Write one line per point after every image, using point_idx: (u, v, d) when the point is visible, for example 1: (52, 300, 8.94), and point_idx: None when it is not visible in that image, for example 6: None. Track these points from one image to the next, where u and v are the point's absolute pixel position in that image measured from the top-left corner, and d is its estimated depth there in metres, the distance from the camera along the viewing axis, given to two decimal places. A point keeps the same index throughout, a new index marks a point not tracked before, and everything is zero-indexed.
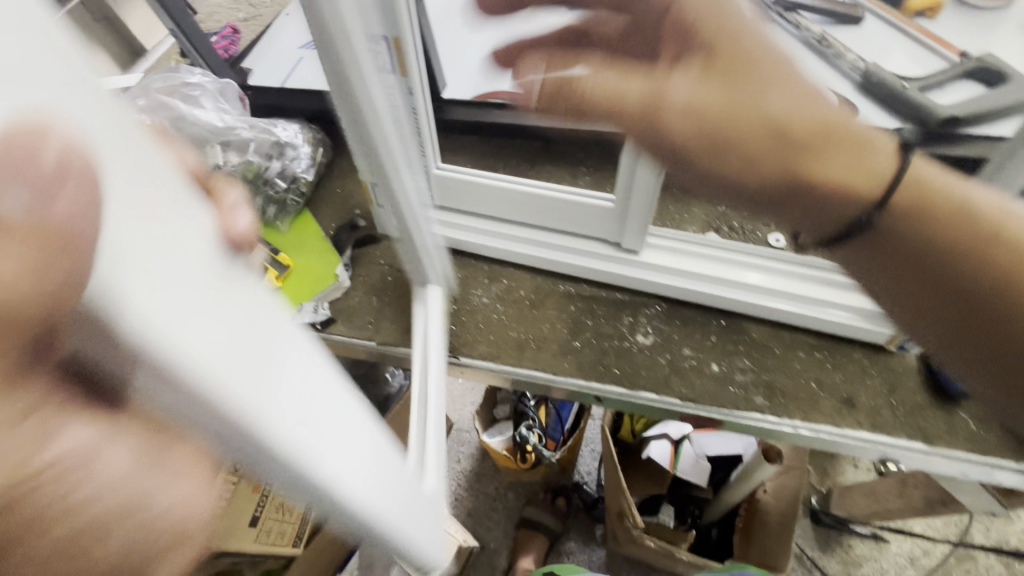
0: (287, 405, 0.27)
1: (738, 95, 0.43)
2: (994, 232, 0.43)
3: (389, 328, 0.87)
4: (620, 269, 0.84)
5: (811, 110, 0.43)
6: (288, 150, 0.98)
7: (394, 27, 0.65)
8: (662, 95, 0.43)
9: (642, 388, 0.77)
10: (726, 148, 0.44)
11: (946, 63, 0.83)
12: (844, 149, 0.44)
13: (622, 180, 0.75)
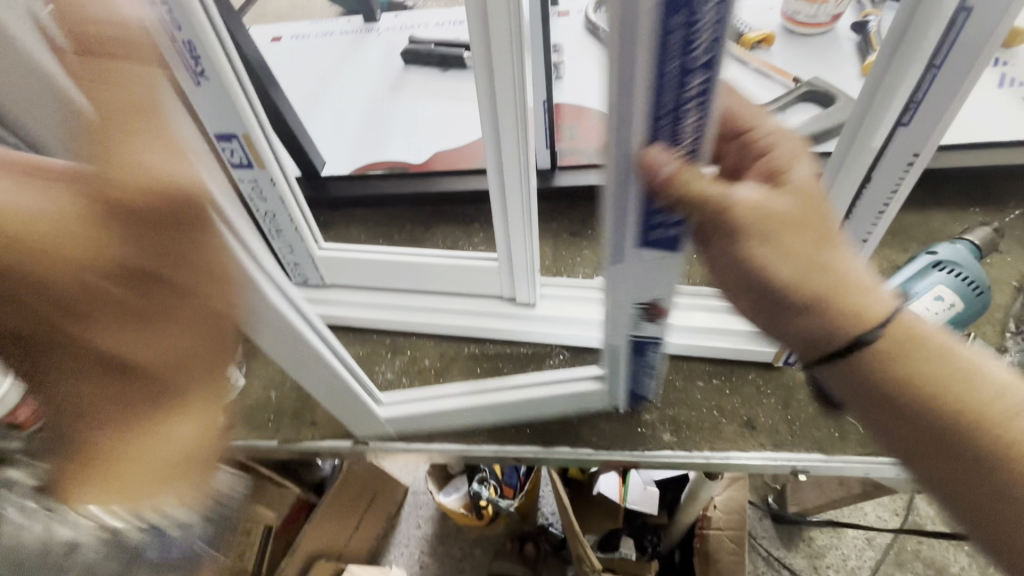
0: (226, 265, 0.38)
1: (785, 221, 0.39)
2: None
3: (291, 422, 0.83)
4: (517, 324, 0.84)
5: (835, 258, 0.39)
6: None
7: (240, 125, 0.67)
8: (725, 196, 0.39)
9: (554, 444, 0.76)
10: (741, 241, 0.39)
11: (785, 90, 0.91)
12: (861, 294, 0.39)
13: (501, 237, 0.75)
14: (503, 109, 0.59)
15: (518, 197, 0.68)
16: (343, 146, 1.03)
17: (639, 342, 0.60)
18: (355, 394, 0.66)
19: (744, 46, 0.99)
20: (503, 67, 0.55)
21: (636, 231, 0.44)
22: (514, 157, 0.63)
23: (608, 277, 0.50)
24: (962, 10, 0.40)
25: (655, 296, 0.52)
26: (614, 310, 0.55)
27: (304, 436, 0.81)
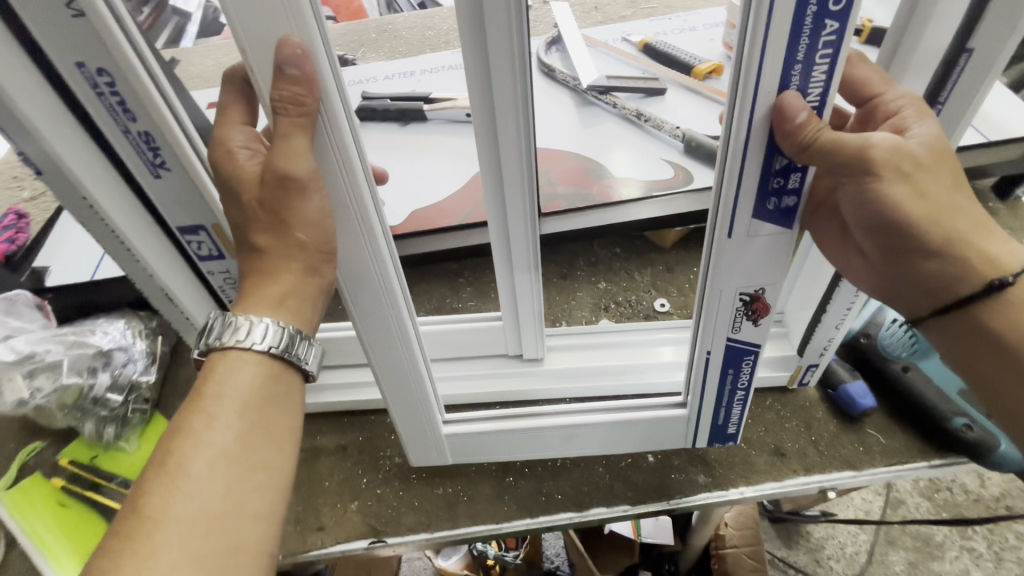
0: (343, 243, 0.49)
1: (944, 176, 0.45)
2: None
3: (291, 531, 0.73)
4: (526, 382, 0.78)
5: (966, 208, 0.46)
6: (118, 355, 0.82)
7: (206, 217, 0.61)
8: (871, 149, 0.43)
9: (590, 506, 0.73)
10: (887, 197, 0.45)
11: None
12: (989, 239, 0.47)
13: (507, 297, 0.72)
14: (507, 180, 0.57)
15: (526, 255, 0.65)
16: None
17: (734, 345, 0.61)
18: (424, 390, 0.64)
19: (697, 77, 1.04)
20: (507, 137, 0.52)
21: (751, 198, 0.47)
22: (519, 223, 0.62)
23: (717, 257, 0.52)
24: (964, 51, 0.44)
25: (761, 284, 0.54)
26: (716, 302, 0.56)
27: (311, 545, 0.72)
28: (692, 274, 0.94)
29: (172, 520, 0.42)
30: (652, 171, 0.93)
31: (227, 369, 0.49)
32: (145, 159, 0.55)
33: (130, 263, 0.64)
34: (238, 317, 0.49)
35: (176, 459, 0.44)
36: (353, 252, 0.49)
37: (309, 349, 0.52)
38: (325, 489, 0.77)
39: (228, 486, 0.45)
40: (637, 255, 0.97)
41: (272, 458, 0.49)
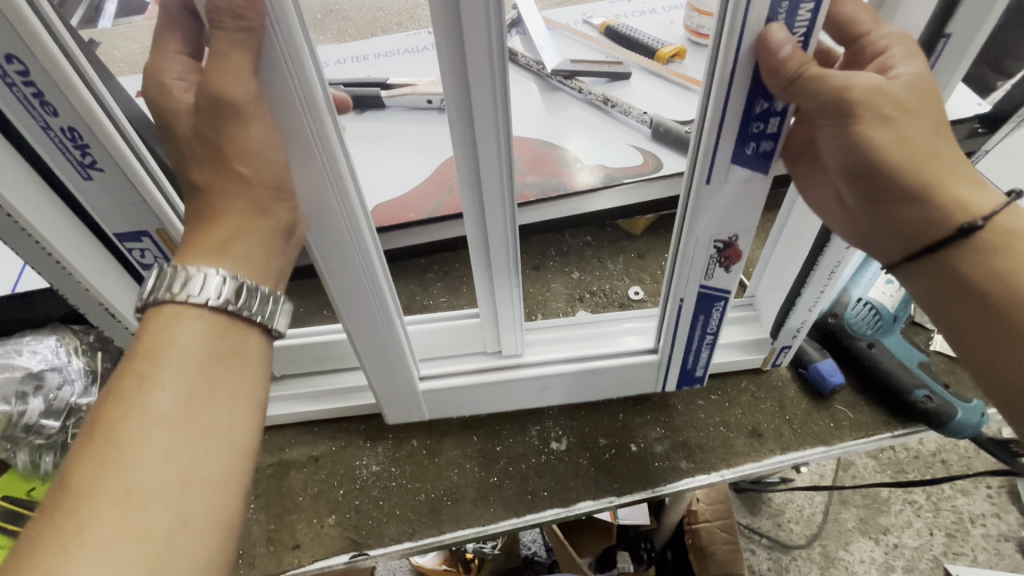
0: (306, 184, 0.45)
1: (924, 115, 0.46)
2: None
3: (265, 552, 0.69)
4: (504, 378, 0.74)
5: (944, 149, 0.47)
6: (51, 376, 0.73)
7: (150, 221, 0.55)
8: (851, 83, 0.44)
9: (576, 500, 0.72)
10: (864, 135, 0.46)
11: None
12: (964, 181, 0.48)
13: (484, 284, 0.68)
14: (485, 166, 0.53)
15: (504, 251, 0.63)
16: None
17: (706, 292, 0.65)
18: (402, 352, 0.63)
19: (660, 61, 1.03)
20: (483, 117, 0.48)
21: (731, 143, 0.49)
22: (499, 212, 0.58)
23: (696, 205, 0.54)
24: (942, 36, 0.47)
25: (734, 231, 0.58)
26: (692, 248, 0.59)
27: (288, 565, 0.68)
28: (663, 261, 0.94)
29: (103, 493, 0.37)
30: (620, 156, 0.91)
31: (168, 326, 0.43)
32: (71, 159, 0.48)
33: (59, 275, 0.56)
34: (179, 268, 0.43)
35: (108, 429, 0.39)
36: (317, 198, 0.46)
37: (266, 303, 0.47)
38: (299, 504, 0.72)
39: (171, 453, 0.40)
40: (608, 243, 0.96)
41: (225, 424, 0.43)
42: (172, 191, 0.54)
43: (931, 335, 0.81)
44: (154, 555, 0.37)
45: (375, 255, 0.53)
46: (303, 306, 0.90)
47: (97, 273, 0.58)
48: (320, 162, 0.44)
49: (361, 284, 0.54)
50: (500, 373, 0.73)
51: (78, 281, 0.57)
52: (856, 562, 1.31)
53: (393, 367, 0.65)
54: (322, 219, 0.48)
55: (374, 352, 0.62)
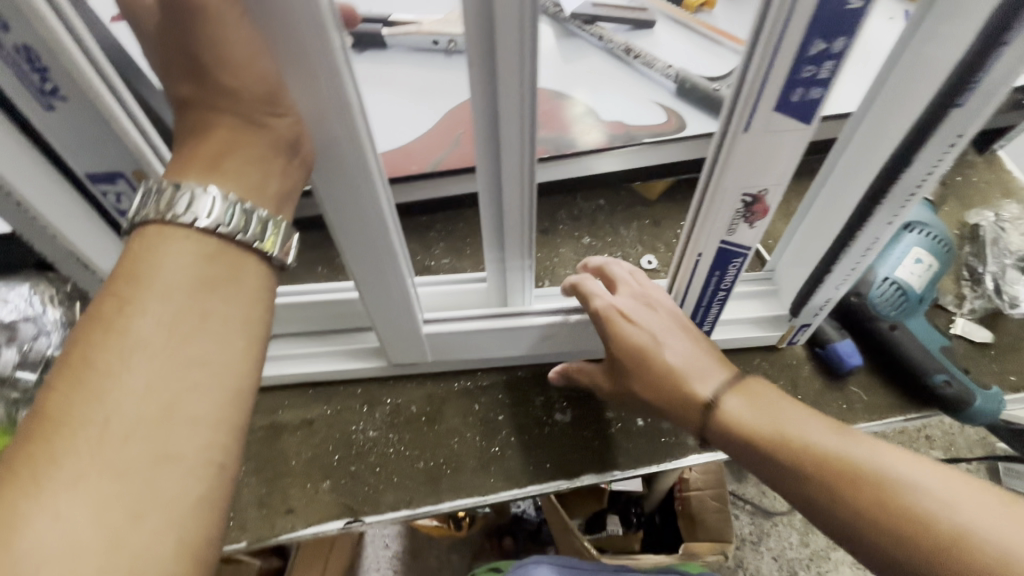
0: (309, 105, 0.38)
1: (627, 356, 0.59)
2: (843, 478, 0.44)
3: (257, 516, 0.67)
4: (508, 324, 0.68)
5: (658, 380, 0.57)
6: (25, 327, 0.69)
7: (125, 161, 0.48)
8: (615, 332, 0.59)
9: (579, 474, 0.70)
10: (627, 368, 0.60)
11: (738, 56, 0.88)
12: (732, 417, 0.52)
13: (493, 235, 0.62)
14: (505, 107, 0.46)
15: (518, 207, 0.56)
16: None
17: (725, 248, 0.59)
18: (406, 292, 0.58)
19: (688, 10, 0.95)
20: (506, 48, 0.41)
21: (777, 88, 0.43)
22: (516, 161, 0.51)
23: (728, 157, 0.49)
24: None
25: (765, 184, 0.52)
26: (718, 202, 0.53)
27: (280, 530, 0.66)
28: (678, 230, 0.89)
29: (80, 424, 0.31)
30: (640, 114, 0.85)
31: (153, 246, 0.36)
32: (28, 84, 0.42)
33: (22, 219, 0.50)
34: (166, 187, 0.36)
35: (88, 360, 0.33)
36: (322, 124, 0.40)
37: (263, 229, 0.39)
38: (292, 468, 0.70)
39: (157, 385, 0.33)
40: (622, 208, 0.91)
41: (220, 355, 0.36)
42: (149, 127, 0.48)
43: (954, 318, 0.78)
44: (134, 494, 0.31)
45: (381, 198, 0.46)
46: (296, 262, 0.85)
47: (67, 219, 0.52)
48: (321, 83, 0.37)
49: (364, 223, 0.48)
50: (504, 321, 0.68)
51: (45, 227, 0.52)
52: (834, 533, 1.34)
53: (397, 308, 0.60)
54: (329, 149, 0.42)
55: (378, 292, 0.57)
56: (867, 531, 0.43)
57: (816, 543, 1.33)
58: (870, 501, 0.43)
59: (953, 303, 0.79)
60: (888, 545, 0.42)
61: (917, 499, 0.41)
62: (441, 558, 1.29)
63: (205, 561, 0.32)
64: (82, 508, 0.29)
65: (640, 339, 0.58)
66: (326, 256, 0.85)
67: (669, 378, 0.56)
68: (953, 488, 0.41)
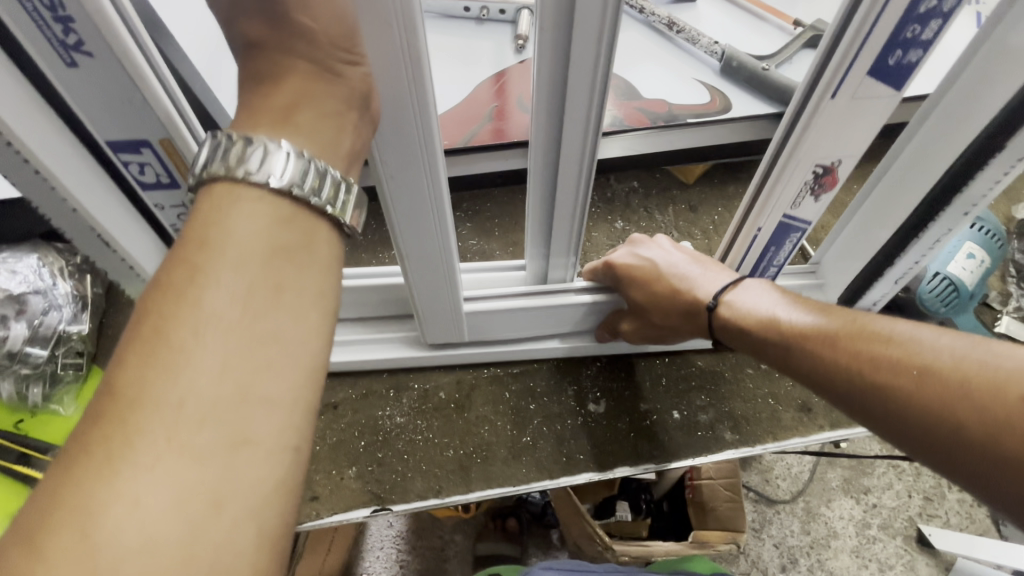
0: (383, 62, 0.37)
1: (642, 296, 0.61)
2: (830, 338, 0.47)
3: None
4: (551, 300, 0.65)
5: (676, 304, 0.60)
6: (34, 300, 0.65)
7: (153, 128, 0.44)
8: (632, 275, 0.62)
9: (614, 465, 0.68)
10: (648, 312, 0.62)
11: (787, 35, 0.84)
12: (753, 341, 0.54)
13: (540, 213, 0.59)
14: (576, 68, 0.44)
15: (573, 176, 0.54)
16: None
17: (787, 222, 0.56)
18: (452, 263, 0.56)
19: None
20: (588, 4, 0.39)
21: (876, 51, 0.39)
22: (580, 127, 0.49)
23: (810, 125, 0.45)
24: None
25: (841, 154, 0.48)
26: (789, 172, 0.49)
27: (305, 517, 0.64)
28: (715, 216, 0.85)
29: (153, 403, 0.28)
30: (683, 92, 0.80)
31: (225, 207, 0.32)
32: (48, 36, 0.37)
33: (40, 192, 0.45)
34: (238, 144, 0.33)
35: (158, 333, 0.29)
36: (391, 80, 0.38)
37: (336, 194, 0.36)
38: (316, 455, 0.67)
39: (233, 363, 0.30)
40: (657, 191, 0.87)
41: (296, 332, 0.33)
42: (178, 90, 0.43)
43: (999, 316, 0.76)
44: (213, 480, 0.28)
45: (438, 158, 0.45)
46: None
47: (92, 191, 0.47)
48: (400, 39, 0.35)
49: (419, 183, 0.46)
50: (546, 297, 0.66)
51: (65, 200, 0.46)
52: (836, 520, 1.06)
53: (440, 278, 0.57)
54: (396, 106, 0.40)
55: (422, 259, 0.55)
56: (857, 376, 0.45)
57: (819, 532, 1.06)
58: (853, 351, 0.46)
59: (998, 300, 0.77)
60: (873, 383, 0.43)
61: (898, 341, 0.44)
62: (445, 538, 1.09)
63: (281, 546, 0.30)
64: (164, 493, 0.26)
65: (646, 271, 0.61)
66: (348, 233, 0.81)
67: (680, 298, 0.59)
68: (930, 334, 0.44)
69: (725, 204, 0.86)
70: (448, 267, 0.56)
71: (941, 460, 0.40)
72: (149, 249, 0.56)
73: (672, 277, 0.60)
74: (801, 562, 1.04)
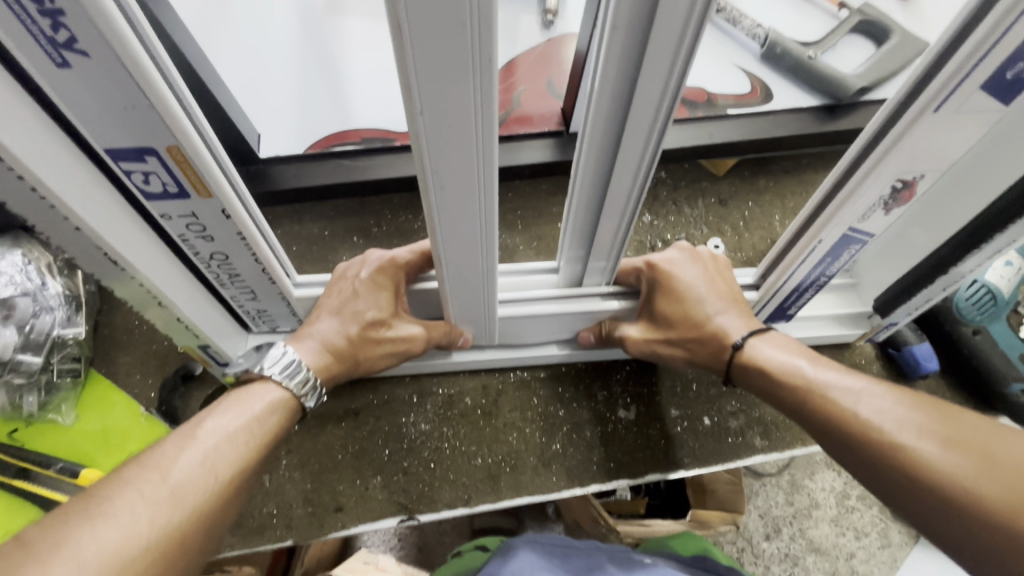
0: (439, 67, 0.31)
1: (677, 311, 0.60)
2: (854, 406, 0.47)
3: (305, 516, 0.62)
4: (582, 307, 0.63)
5: (704, 331, 0.59)
6: (23, 304, 0.58)
7: (159, 136, 0.38)
8: (670, 279, 0.60)
9: (644, 473, 0.66)
10: (670, 330, 0.61)
11: (832, 20, 0.80)
12: (782, 393, 0.53)
13: (582, 222, 0.55)
14: (646, 78, 0.39)
15: (626, 188, 0.49)
16: (279, 119, 0.74)
17: (850, 235, 0.53)
18: (490, 266, 0.52)
19: None
20: (671, 10, 0.34)
21: (996, 64, 0.35)
22: (640, 139, 0.44)
23: (903, 137, 0.41)
24: None
25: (924, 169, 0.45)
26: (870, 185, 0.46)
27: (330, 529, 0.62)
28: (746, 211, 0.82)
29: (153, 492, 0.40)
30: (722, 80, 0.77)
31: (244, 392, 0.50)
32: (33, 31, 0.31)
33: (38, 207, 0.39)
34: (275, 347, 0.53)
35: (180, 447, 0.44)
36: (448, 86, 0.33)
37: (314, 394, 0.54)
38: (338, 464, 0.64)
39: (228, 472, 0.45)
40: (686, 182, 0.83)
41: (239, 493, 0.45)
42: (184, 86, 0.37)
43: None
44: None
45: (489, 167, 0.40)
46: (328, 230, 0.75)
47: (100, 204, 0.41)
48: (464, 37, 0.30)
49: (463, 190, 0.42)
50: (582, 304, 0.63)
51: (71, 221, 0.40)
52: (819, 492, 0.99)
53: (470, 282, 0.54)
54: (453, 113, 0.35)
55: (454, 262, 0.50)
56: (873, 438, 0.44)
57: (801, 503, 0.99)
58: (875, 413, 0.45)
59: None
60: (920, 484, 0.41)
61: (959, 447, 0.41)
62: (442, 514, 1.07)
63: None
64: None
65: (686, 289, 0.60)
66: (360, 224, 0.75)
67: (706, 330, 0.59)
68: (956, 413, 0.44)
69: (756, 198, 0.83)
70: (481, 268, 0.52)
71: (960, 539, 0.39)
72: (168, 273, 0.49)
73: (707, 305, 0.59)
74: (784, 532, 0.97)
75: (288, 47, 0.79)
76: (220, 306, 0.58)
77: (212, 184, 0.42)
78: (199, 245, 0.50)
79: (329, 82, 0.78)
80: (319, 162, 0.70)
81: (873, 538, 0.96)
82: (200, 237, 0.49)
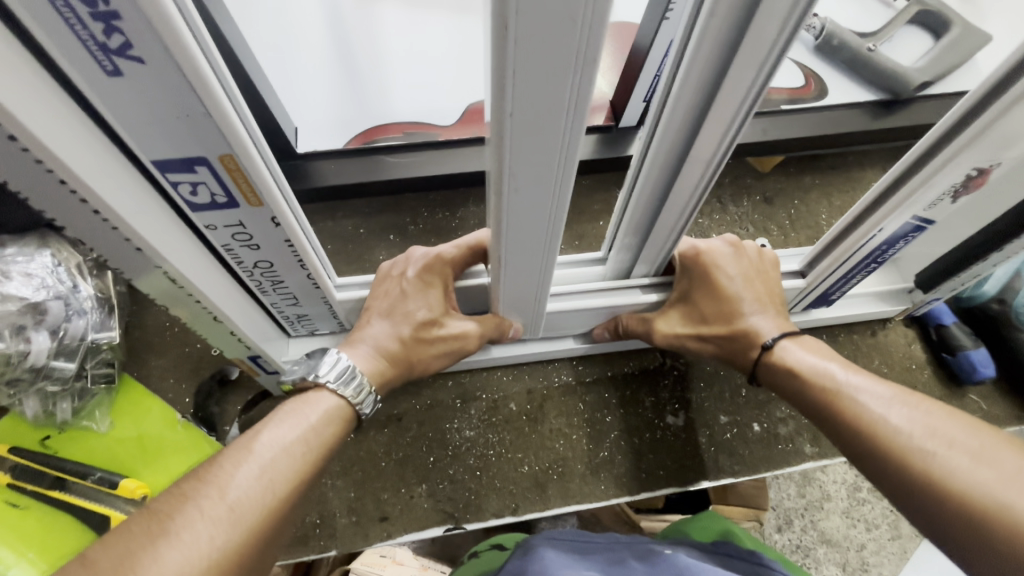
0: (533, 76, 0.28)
1: (719, 308, 0.56)
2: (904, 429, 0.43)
3: (350, 526, 0.60)
4: (621, 300, 0.60)
5: (740, 326, 0.56)
6: (55, 308, 0.54)
7: (211, 142, 0.35)
8: (715, 270, 0.56)
9: (694, 481, 0.65)
10: (704, 326, 0.58)
11: (890, 11, 0.77)
12: (820, 407, 0.49)
13: (638, 222, 0.52)
14: (731, 83, 0.36)
15: (690, 189, 0.47)
16: (315, 112, 0.70)
17: (911, 223, 0.51)
18: (549, 265, 0.49)
19: None
20: (777, 6, 0.31)
21: None
22: (714, 142, 0.41)
23: (992, 124, 0.38)
24: None
25: (1001, 158, 0.43)
26: (948, 173, 0.43)
27: (375, 538, 0.60)
28: (792, 208, 0.80)
29: (213, 510, 0.36)
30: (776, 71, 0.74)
31: (301, 402, 0.47)
32: (82, 37, 0.27)
33: (89, 224, 0.36)
34: (330, 352, 0.50)
35: (235, 460, 0.40)
36: (541, 97, 0.29)
37: (370, 401, 0.50)
38: (382, 471, 0.63)
39: (286, 487, 0.41)
40: (731, 180, 0.80)
41: (295, 510, 0.42)
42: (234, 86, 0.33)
43: None
44: None
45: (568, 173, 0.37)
46: (363, 227, 0.72)
47: (151, 218, 0.38)
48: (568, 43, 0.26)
49: (537, 199, 0.38)
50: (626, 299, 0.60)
51: (126, 236, 0.37)
52: (830, 484, 0.92)
53: (526, 279, 0.51)
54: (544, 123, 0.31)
55: (513, 265, 0.47)
56: (916, 465, 0.40)
57: (813, 494, 0.92)
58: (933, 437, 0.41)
59: None
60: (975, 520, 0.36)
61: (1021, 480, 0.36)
62: None
63: None
64: None
65: (728, 285, 0.56)
66: (396, 221, 0.72)
67: (740, 333, 0.56)
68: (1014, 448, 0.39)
69: (803, 195, 0.80)
70: (541, 268, 0.49)
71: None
72: (217, 284, 0.46)
73: (742, 303, 0.55)
74: (795, 523, 0.90)
75: (324, 36, 0.76)
76: (263, 313, 0.56)
77: (262, 190, 0.39)
78: (244, 254, 0.47)
79: (366, 73, 0.74)
80: (359, 157, 0.67)
81: (884, 529, 0.90)
82: (245, 247, 0.46)
